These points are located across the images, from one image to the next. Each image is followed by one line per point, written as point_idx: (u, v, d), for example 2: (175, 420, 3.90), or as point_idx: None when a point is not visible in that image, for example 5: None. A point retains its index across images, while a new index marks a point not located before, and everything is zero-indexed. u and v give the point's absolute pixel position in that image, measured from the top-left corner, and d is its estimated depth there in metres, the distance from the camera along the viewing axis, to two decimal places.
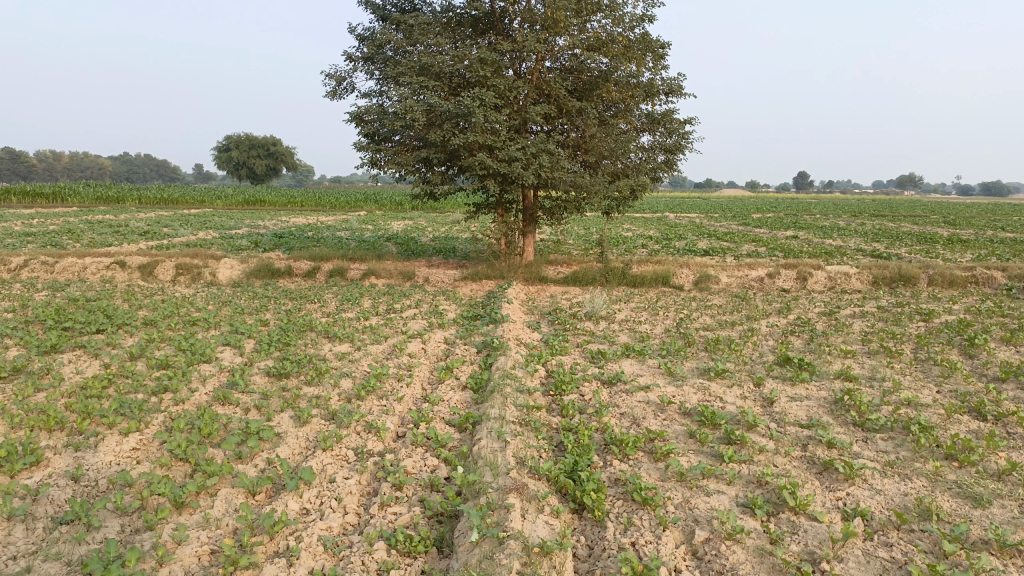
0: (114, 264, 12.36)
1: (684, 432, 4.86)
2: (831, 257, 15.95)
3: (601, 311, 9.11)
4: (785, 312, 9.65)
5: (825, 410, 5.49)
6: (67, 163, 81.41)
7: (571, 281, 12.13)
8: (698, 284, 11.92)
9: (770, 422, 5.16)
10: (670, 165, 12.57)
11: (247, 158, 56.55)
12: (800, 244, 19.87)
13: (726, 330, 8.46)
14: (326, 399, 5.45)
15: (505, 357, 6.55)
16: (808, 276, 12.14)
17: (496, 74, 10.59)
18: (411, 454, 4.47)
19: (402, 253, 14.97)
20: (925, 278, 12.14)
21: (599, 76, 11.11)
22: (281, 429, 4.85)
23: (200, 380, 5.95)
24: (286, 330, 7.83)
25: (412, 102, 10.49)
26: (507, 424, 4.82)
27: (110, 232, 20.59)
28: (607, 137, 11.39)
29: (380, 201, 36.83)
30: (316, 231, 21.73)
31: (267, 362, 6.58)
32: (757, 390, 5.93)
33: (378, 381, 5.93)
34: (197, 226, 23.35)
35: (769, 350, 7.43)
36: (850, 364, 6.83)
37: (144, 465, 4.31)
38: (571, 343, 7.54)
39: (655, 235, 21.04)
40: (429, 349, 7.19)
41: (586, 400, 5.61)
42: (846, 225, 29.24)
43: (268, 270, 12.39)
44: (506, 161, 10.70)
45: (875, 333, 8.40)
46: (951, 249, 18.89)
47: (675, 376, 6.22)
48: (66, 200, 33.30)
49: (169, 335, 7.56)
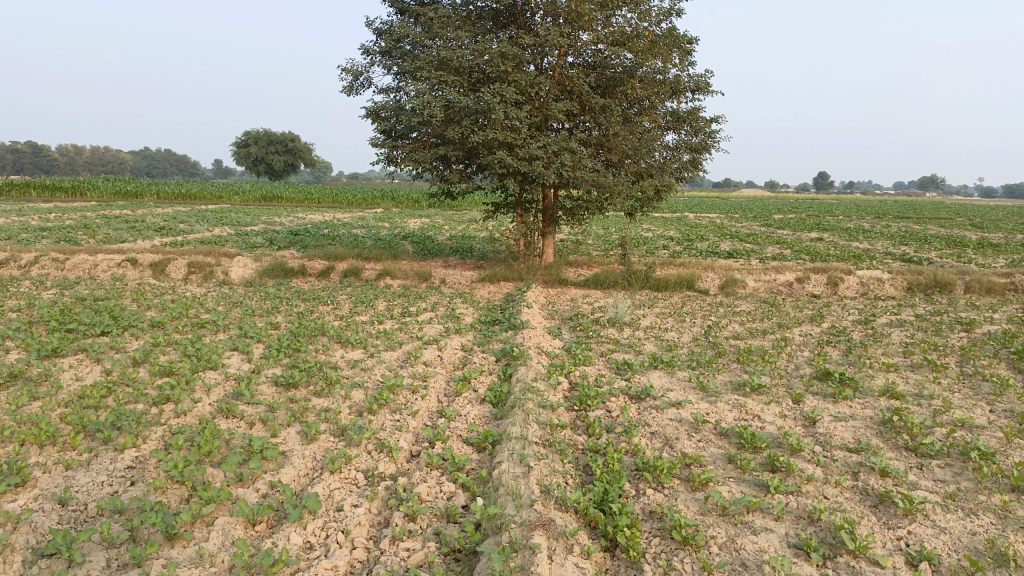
0: (125, 262, 12.09)
1: (722, 456, 4.47)
2: (861, 261, 15.43)
3: (625, 317, 8.72)
4: (817, 320, 9.20)
5: (872, 432, 5.07)
6: (87, 158, 81.92)
7: (591, 284, 11.75)
8: (724, 288, 11.49)
9: (815, 446, 4.75)
10: (695, 165, 12.15)
11: (265, 154, 56.53)
12: (826, 247, 19.33)
13: (757, 339, 8.04)
14: (335, 413, 5.10)
15: (526, 368, 6.18)
16: (839, 280, 11.67)
17: (518, 69, 10.23)
18: (426, 478, 4.11)
19: (419, 253, 14.62)
20: (962, 285, 11.63)
21: (623, 72, 10.72)
22: (287, 446, 4.51)
23: (204, 389, 5.62)
24: (297, 334, 7.50)
25: (430, 97, 10.14)
26: (529, 445, 4.45)
27: (126, 227, 20.43)
28: (631, 135, 10.99)
29: (397, 198, 36.60)
30: (333, 228, 21.49)
31: (276, 370, 6.25)
32: (797, 408, 5.52)
33: (392, 394, 5.57)
34: (213, 222, 23.15)
35: (806, 362, 7.01)
36: (894, 380, 6.40)
37: (137, 488, 3.98)
38: (595, 352, 7.15)
39: (677, 236, 20.60)
40: (446, 356, 6.83)
41: (614, 417, 5.22)
42: (872, 227, 28.54)
43: (281, 269, 12.09)
44: (527, 160, 10.33)
45: (916, 344, 7.94)
46: (983, 253, 18.31)
47: (707, 392, 5.82)
48: (84, 194, 33.30)
49: (175, 339, 7.25)
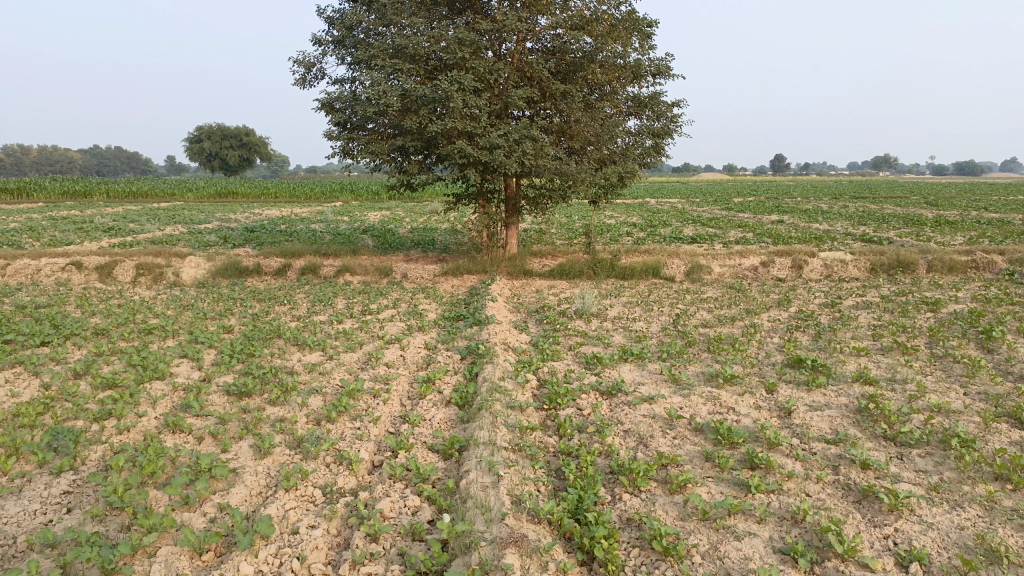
0: (70, 265, 11.55)
1: (699, 454, 4.28)
2: (823, 243, 15.44)
3: (592, 308, 8.52)
4: (785, 305, 9.10)
5: (849, 421, 4.93)
6: (34, 157, 79.37)
7: (557, 275, 11.54)
8: (690, 275, 11.37)
9: (793, 439, 4.59)
10: (658, 151, 12.00)
11: (220, 149, 55.24)
12: (788, 229, 19.36)
13: (726, 327, 7.90)
14: (291, 423, 4.81)
15: (492, 366, 5.93)
16: (804, 263, 11.62)
17: (475, 56, 9.95)
18: (388, 492, 3.85)
19: (379, 247, 14.26)
20: (924, 264, 11.65)
21: (583, 57, 10.50)
22: (238, 462, 4.21)
23: (150, 402, 5.27)
24: (252, 338, 7.16)
25: (386, 87, 9.80)
26: (498, 451, 4.21)
27: (73, 229, 19.68)
28: (593, 121, 10.78)
29: (356, 190, 36.00)
30: (291, 223, 20.97)
31: (228, 378, 5.91)
32: (771, 399, 5.36)
33: (351, 400, 5.29)
34: (165, 220, 22.44)
35: (776, 349, 6.88)
36: (866, 365, 6.30)
37: (72, 517, 3.65)
38: (563, 346, 6.93)
39: (640, 222, 20.48)
40: (408, 356, 6.56)
41: (586, 416, 5.01)
42: (831, 208, 28.76)
43: (235, 268, 11.66)
44: (487, 149, 10.06)
45: (884, 326, 7.86)
46: (940, 232, 18.51)
47: (680, 384, 5.64)
48: (31, 195, 32.09)
49: (121, 347, 6.86)
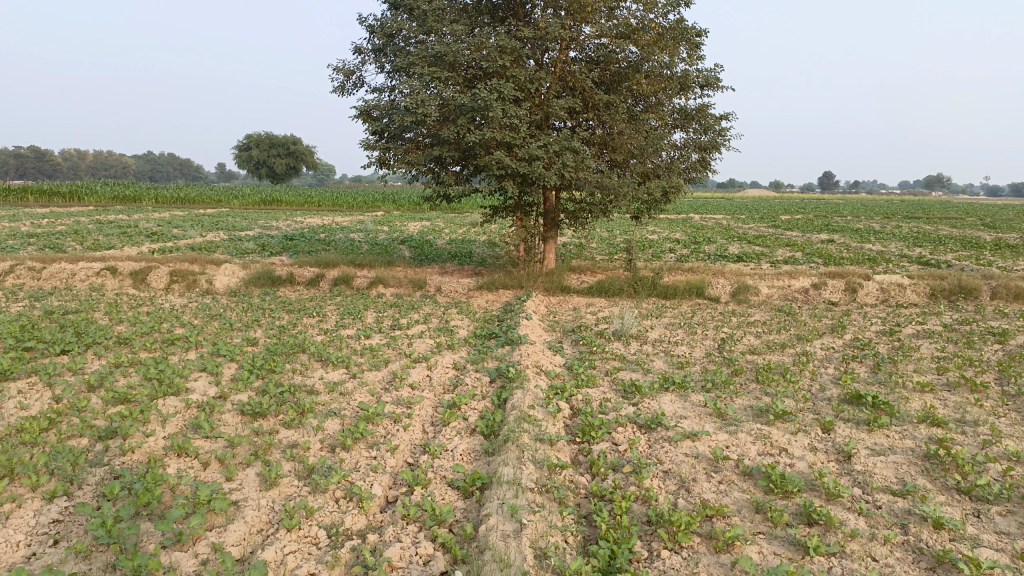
0: (104, 270, 11.49)
1: (748, 503, 3.84)
2: (877, 265, 14.75)
3: (631, 330, 8.09)
4: (839, 331, 8.54)
5: (917, 469, 4.42)
6: (90, 161, 81.48)
7: (595, 292, 11.10)
8: (736, 295, 10.86)
9: (854, 488, 4.12)
10: (704, 165, 11.52)
11: (267, 157, 55.91)
12: (839, 250, 18.59)
13: (776, 354, 7.39)
14: (303, 450, 4.48)
15: (522, 393, 5.54)
16: (858, 286, 11.00)
17: (516, 64, 9.62)
18: (399, 536, 3.48)
19: (414, 259, 13.96)
20: (988, 290, 10.94)
21: (628, 68, 10.10)
22: (240, 494, 3.88)
23: (160, 421, 5.00)
24: (275, 352, 6.89)
25: (425, 95, 9.51)
26: (523, 493, 3.81)
27: (117, 233, 19.85)
28: (636, 134, 10.37)
29: (399, 200, 35.97)
30: (331, 232, 20.87)
31: (245, 396, 5.62)
32: (828, 440, 4.87)
33: (370, 425, 4.94)
34: (208, 227, 22.57)
35: (831, 382, 6.36)
36: (931, 403, 5.75)
37: (56, 551, 3.36)
38: (599, 372, 6.51)
39: (684, 239, 19.92)
40: (435, 377, 6.21)
41: (622, 453, 4.58)
42: (884, 228, 27.68)
43: (268, 277, 11.47)
44: (526, 160, 9.69)
45: (948, 358, 7.27)
46: (1002, 255, 17.61)
47: (726, 420, 5.16)
48: (82, 199, 32.74)
49: (141, 358, 6.62)
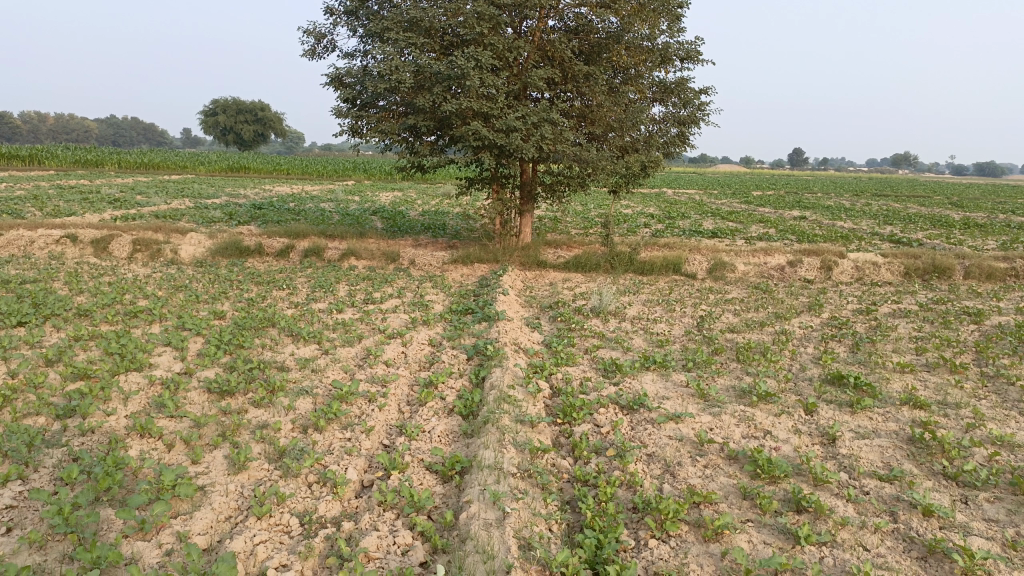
0: (64, 238, 11.07)
1: (735, 489, 3.74)
2: (850, 243, 14.79)
3: (609, 307, 7.96)
4: (817, 310, 8.50)
5: (903, 454, 4.36)
6: (50, 124, 79.06)
7: (571, 267, 10.96)
8: (712, 272, 10.78)
9: (841, 473, 4.05)
10: (683, 140, 11.37)
11: (235, 123, 54.68)
12: (811, 227, 18.63)
13: (755, 333, 7.32)
14: (274, 431, 4.28)
15: (501, 371, 5.40)
16: (834, 264, 10.97)
17: (494, 32, 9.34)
18: (376, 524, 3.32)
19: (386, 230, 13.67)
20: (961, 270, 10.98)
21: (608, 38, 9.87)
22: (207, 479, 3.69)
23: (122, 399, 4.77)
24: (243, 326, 6.65)
25: (400, 62, 9.21)
26: (505, 478, 3.67)
27: (78, 199, 19.23)
28: (616, 106, 10.16)
29: (370, 170, 35.41)
30: (301, 202, 20.43)
31: (211, 372, 5.39)
32: (812, 422, 4.79)
33: (343, 404, 4.76)
34: (173, 194, 21.94)
35: (811, 362, 6.31)
36: (912, 384, 5.72)
37: (8, 540, 3.14)
38: (578, 350, 6.38)
39: (658, 214, 19.84)
40: (410, 354, 6.03)
41: (604, 436, 4.46)
42: (855, 206, 27.81)
43: (236, 248, 11.14)
44: (504, 131, 9.45)
45: (926, 338, 7.25)
46: (971, 235, 17.78)
47: (709, 401, 5.06)
48: (43, 162, 31.77)
49: (101, 331, 6.34)
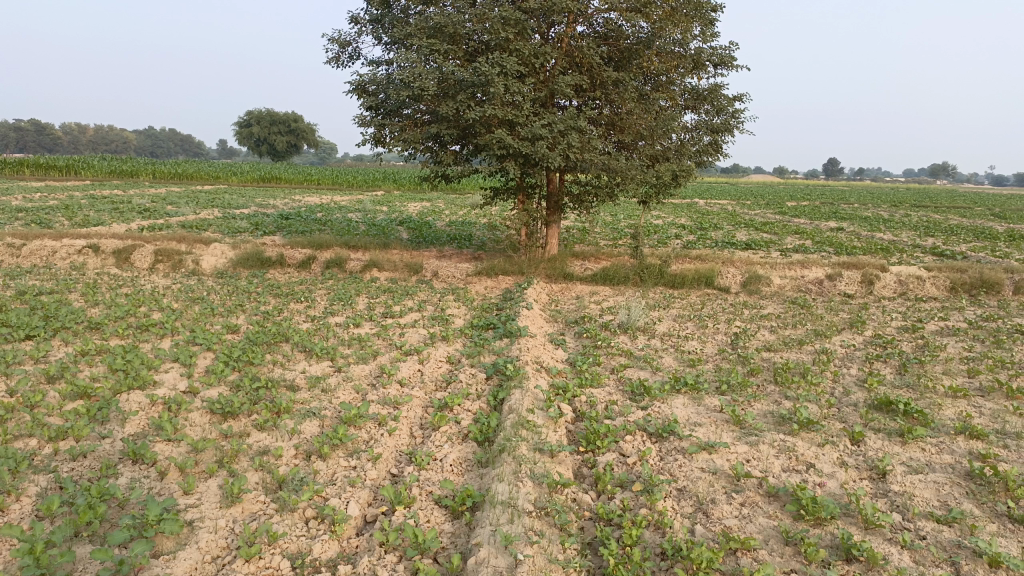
0: (87, 249, 10.99)
1: (776, 533, 3.37)
2: (890, 256, 14.21)
3: (638, 322, 7.60)
4: (859, 327, 8.04)
5: (962, 491, 3.93)
6: (90, 135, 80.53)
7: (599, 279, 10.60)
8: (747, 286, 10.35)
9: (893, 514, 3.65)
10: (716, 149, 10.96)
11: (267, 134, 55.11)
12: (849, 239, 18.03)
13: (794, 352, 6.90)
14: (274, 458, 4.00)
15: (521, 393, 5.06)
16: (875, 278, 10.47)
17: (520, 37, 9.06)
18: (375, 569, 3.01)
19: (412, 241, 13.41)
20: (1011, 285, 10.39)
21: (638, 44, 9.53)
22: (197, 513, 3.40)
23: (120, 420, 4.52)
24: (255, 340, 6.40)
25: (423, 69, 8.96)
26: (519, 518, 3.34)
27: (109, 209, 19.32)
28: (646, 114, 9.82)
29: (399, 179, 35.37)
30: (329, 212, 20.32)
31: (216, 391, 5.13)
32: (859, 454, 4.39)
33: (351, 429, 4.46)
34: (203, 204, 22.01)
35: (855, 384, 5.88)
36: (967, 411, 5.27)
37: None
38: (604, 369, 6.03)
39: (689, 225, 19.37)
40: (427, 373, 5.73)
41: (630, 467, 4.11)
42: (893, 217, 26.99)
43: (257, 258, 10.96)
44: (529, 140, 9.15)
45: (978, 359, 6.77)
46: (1018, 247, 17.04)
47: (745, 429, 4.68)
48: (80, 173, 32.22)
49: (109, 346, 6.13)
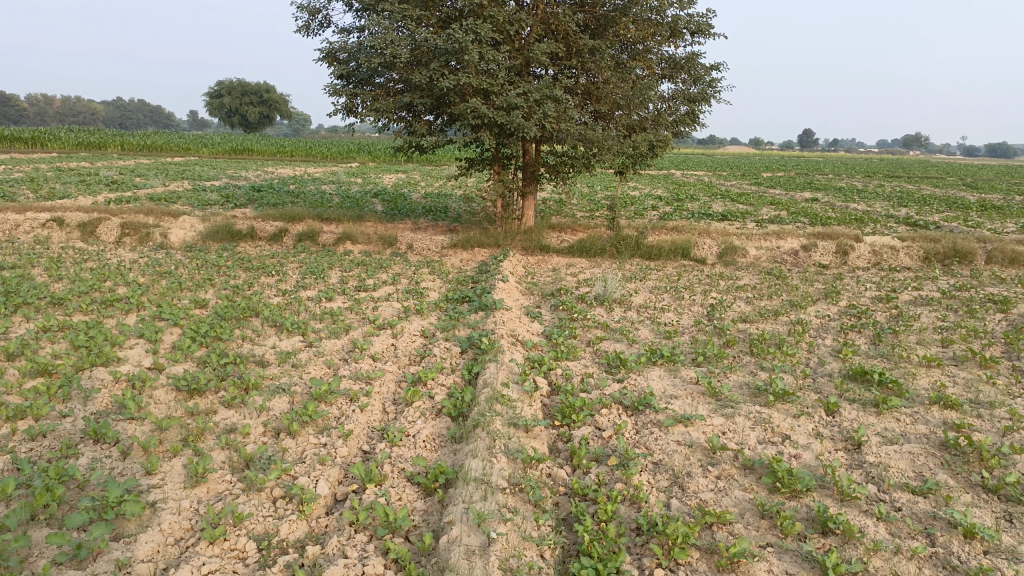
0: (50, 222, 10.70)
1: (752, 507, 3.34)
2: (865, 226, 14.27)
3: (614, 294, 7.54)
4: (834, 298, 8.04)
5: (936, 462, 3.93)
6: (57, 106, 78.58)
7: (576, 251, 10.53)
8: (723, 257, 10.33)
9: (868, 486, 3.64)
10: (693, 119, 10.87)
11: (239, 104, 54.04)
12: (824, 209, 18.09)
13: (770, 323, 6.89)
14: (242, 436, 3.89)
15: (496, 367, 4.98)
16: (850, 249, 10.49)
17: (494, 4, 8.87)
18: (345, 549, 2.94)
19: (386, 214, 13.20)
20: (983, 254, 10.45)
21: (615, 11, 9.36)
22: (160, 494, 3.30)
23: (81, 399, 4.39)
24: (224, 315, 6.25)
25: (395, 36, 8.73)
26: (492, 495, 3.28)
27: (76, 181, 18.83)
28: (623, 83, 9.68)
29: (374, 151, 34.92)
30: (302, 184, 19.99)
31: (183, 368, 5.00)
32: (835, 425, 4.37)
33: (321, 406, 4.36)
34: (173, 176, 21.54)
35: (831, 355, 5.88)
36: (941, 381, 5.28)
37: None
38: (580, 342, 5.97)
39: (666, 196, 19.33)
40: (400, 348, 5.63)
41: (606, 441, 4.06)
42: (868, 188, 27.09)
43: (227, 232, 10.74)
44: (505, 109, 8.99)
45: (952, 328, 6.79)
46: (990, 217, 17.19)
47: (721, 401, 4.64)
48: (45, 144, 31.41)
49: (72, 322, 5.95)
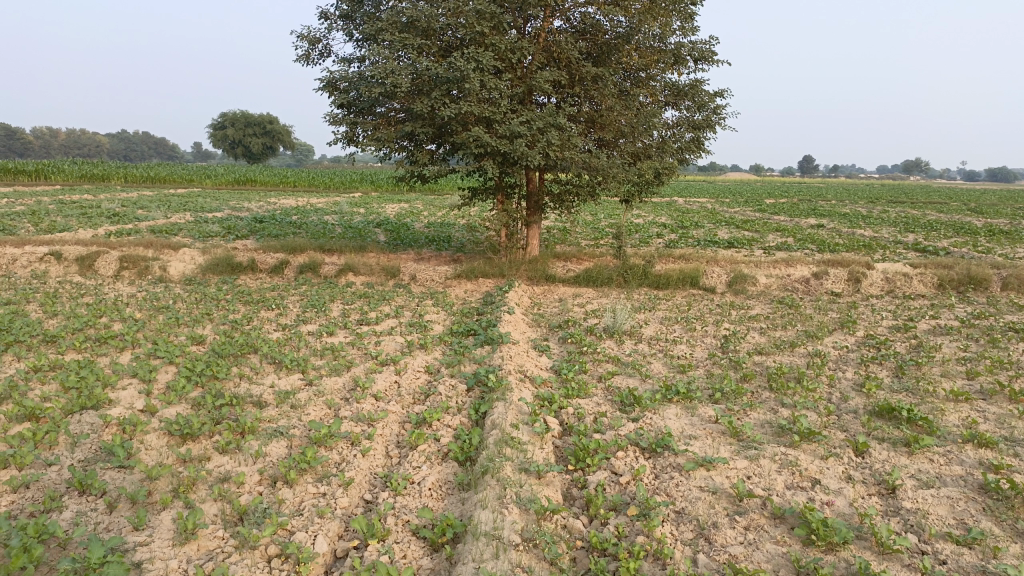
0: (48, 256, 10.52)
1: (785, 563, 3.09)
2: (874, 252, 14.06)
3: (624, 326, 7.32)
4: (850, 327, 7.81)
5: (978, 507, 3.67)
6: (62, 139, 79.14)
7: (582, 281, 10.32)
8: (733, 285, 10.11)
9: (908, 535, 3.39)
10: (698, 145, 10.71)
11: (243, 136, 54.30)
12: (831, 235, 17.91)
13: (787, 355, 6.65)
14: (236, 486, 3.65)
15: (504, 407, 4.74)
16: (862, 276, 10.27)
17: (496, 31, 8.75)
18: None
19: (389, 244, 13.03)
20: (999, 281, 10.22)
21: (618, 38, 9.24)
22: (146, 553, 3.06)
23: (68, 446, 4.15)
24: (222, 352, 6.03)
25: (396, 65, 8.61)
26: (505, 553, 3.03)
27: (77, 214, 18.71)
28: (627, 110, 9.53)
29: (377, 180, 34.94)
30: (304, 214, 19.86)
31: (176, 410, 4.77)
32: (866, 467, 4.12)
33: (321, 451, 4.12)
34: (176, 208, 21.44)
35: (853, 389, 5.63)
36: (971, 417, 5.03)
37: None
38: (591, 377, 5.74)
39: (671, 223, 19.18)
40: (404, 385, 5.40)
41: (624, 487, 3.81)
42: (872, 213, 26.97)
43: (227, 264, 10.55)
44: (508, 138, 8.83)
45: (975, 359, 6.54)
46: (1000, 241, 16.99)
47: (744, 442, 4.40)
48: (49, 177, 31.42)
49: (63, 361, 5.73)
